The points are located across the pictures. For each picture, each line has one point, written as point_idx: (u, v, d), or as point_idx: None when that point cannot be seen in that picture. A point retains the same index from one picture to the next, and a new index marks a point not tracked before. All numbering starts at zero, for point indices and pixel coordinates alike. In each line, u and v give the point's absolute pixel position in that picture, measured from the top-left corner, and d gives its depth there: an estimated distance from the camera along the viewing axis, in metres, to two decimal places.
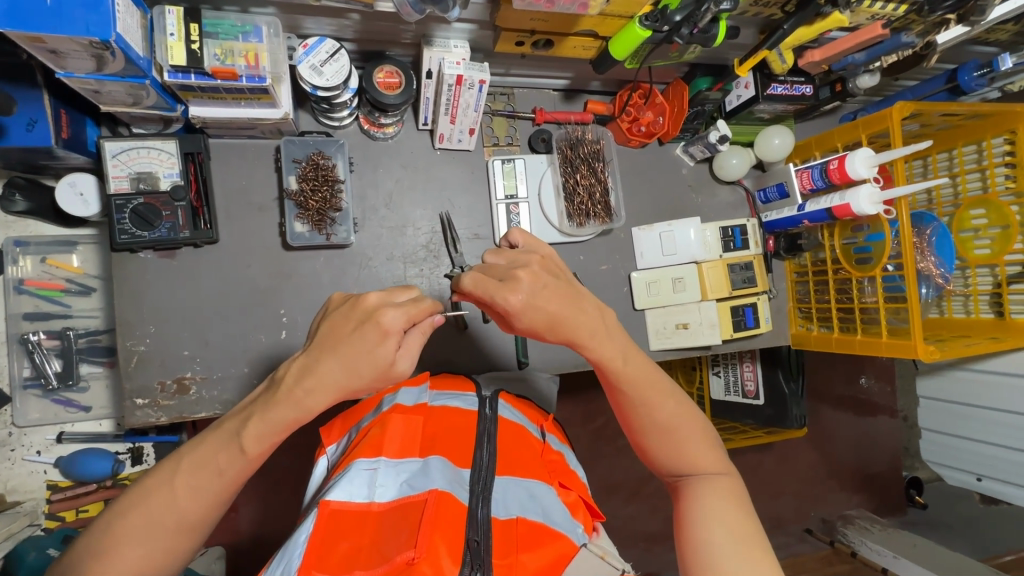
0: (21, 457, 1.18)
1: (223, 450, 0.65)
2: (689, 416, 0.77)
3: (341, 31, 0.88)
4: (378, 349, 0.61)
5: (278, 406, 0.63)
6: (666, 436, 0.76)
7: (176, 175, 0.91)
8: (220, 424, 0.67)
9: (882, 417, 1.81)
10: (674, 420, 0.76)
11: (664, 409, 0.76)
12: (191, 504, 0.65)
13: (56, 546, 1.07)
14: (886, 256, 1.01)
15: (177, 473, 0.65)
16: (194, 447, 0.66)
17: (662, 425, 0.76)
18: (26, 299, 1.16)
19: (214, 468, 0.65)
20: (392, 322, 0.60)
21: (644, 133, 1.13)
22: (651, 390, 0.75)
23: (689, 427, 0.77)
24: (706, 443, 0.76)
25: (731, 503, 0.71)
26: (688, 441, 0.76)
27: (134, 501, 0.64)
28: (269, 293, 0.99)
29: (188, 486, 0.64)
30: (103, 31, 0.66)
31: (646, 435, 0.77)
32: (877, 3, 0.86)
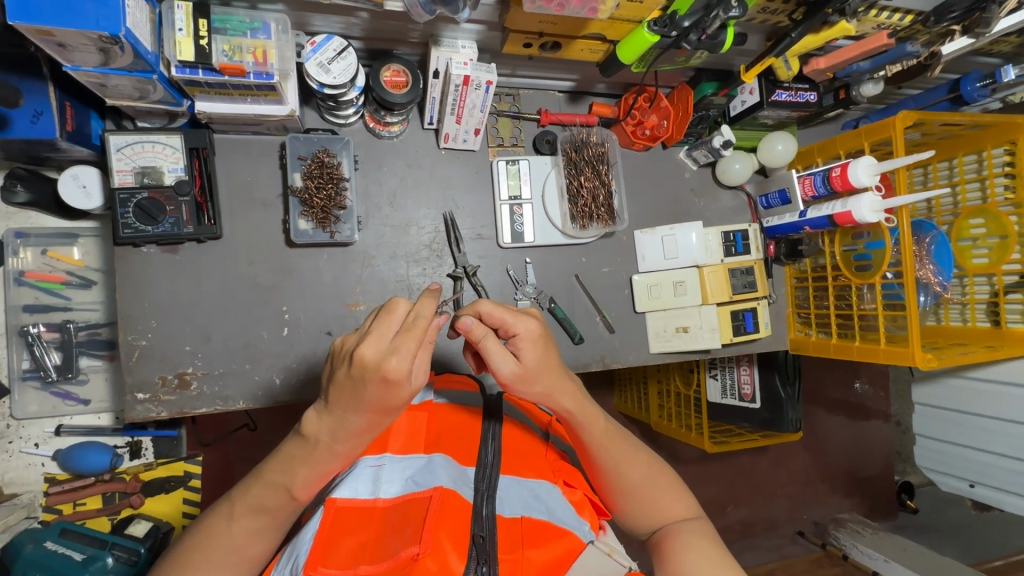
0: (18, 449, 1.17)
1: (271, 496, 0.66)
2: (657, 469, 0.80)
3: (348, 29, 0.88)
4: (398, 393, 0.58)
5: (319, 458, 0.64)
6: (640, 493, 0.78)
7: (181, 170, 0.91)
8: (260, 470, 0.68)
9: (876, 421, 1.83)
10: (645, 475, 0.79)
11: (635, 465, 0.79)
12: (251, 544, 0.67)
13: (53, 538, 1.07)
14: (885, 263, 1.03)
15: (233, 518, 0.67)
16: (241, 493, 0.67)
17: (634, 482, 0.78)
18: (27, 291, 1.15)
19: (266, 511, 0.66)
20: (400, 370, 0.56)
21: (648, 136, 1.14)
22: (620, 447, 0.79)
23: (659, 479, 0.79)
24: (676, 492, 0.79)
25: (709, 542, 0.72)
26: (659, 492, 0.78)
27: (195, 545, 0.66)
28: (271, 289, 0.99)
29: (244, 529, 0.66)
30: (112, 26, 0.66)
31: (620, 495, 0.78)
32: (882, 14, 0.88)
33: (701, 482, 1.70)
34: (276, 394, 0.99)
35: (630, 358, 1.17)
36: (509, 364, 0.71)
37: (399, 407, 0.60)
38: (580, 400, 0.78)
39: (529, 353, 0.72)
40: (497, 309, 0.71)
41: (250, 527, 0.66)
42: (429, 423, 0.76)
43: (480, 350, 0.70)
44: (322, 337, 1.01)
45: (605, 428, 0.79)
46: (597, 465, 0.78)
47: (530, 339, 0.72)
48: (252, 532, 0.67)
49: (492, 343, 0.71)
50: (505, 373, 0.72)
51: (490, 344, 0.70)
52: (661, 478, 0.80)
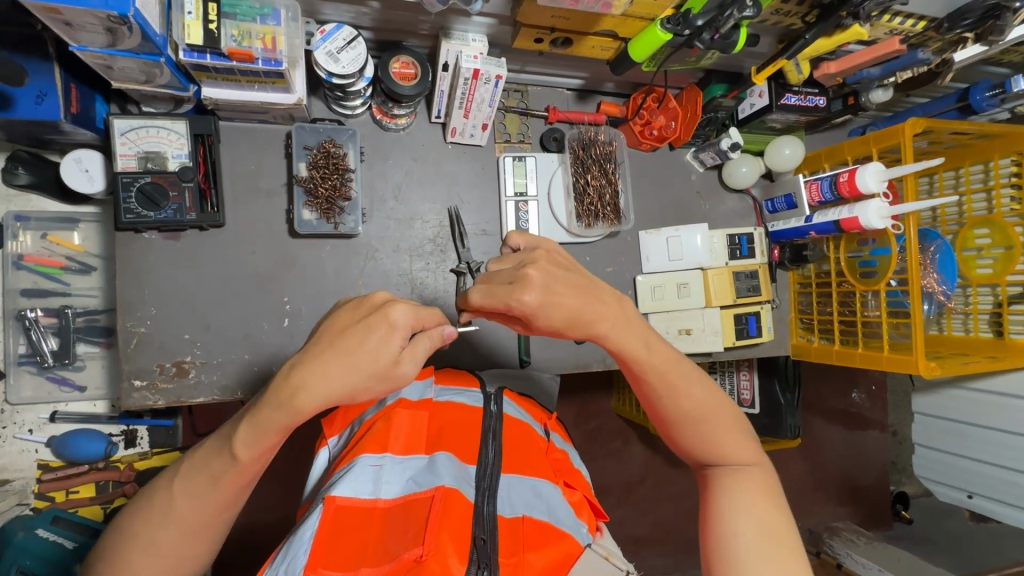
0: (11, 435, 1.16)
1: (212, 456, 0.63)
2: (724, 406, 0.74)
3: (358, 18, 0.87)
4: (377, 347, 0.58)
5: (263, 412, 0.60)
6: (699, 426, 0.73)
7: (185, 156, 0.90)
8: (217, 431, 0.66)
9: (873, 430, 1.82)
10: (710, 414, 0.73)
11: (700, 402, 0.73)
12: (190, 510, 0.64)
13: (45, 525, 1.09)
14: (891, 271, 1.02)
15: (175, 481, 0.64)
16: (191, 455, 0.66)
17: (697, 418, 0.73)
18: (25, 275, 1.14)
19: (207, 475, 0.63)
20: (401, 317, 0.58)
21: (655, 137, 1.13)
22: (684, 380, 0.73)
23: (724, 418, 0.74)
24: (739, 433, 0.74)
25: (763, 494, 0.70)
26: (722, 431, 0.73)
27: (142, 503, 0.65)
28: (272, 279, 0.98)
29: (183, 493, 0.63)
30: (121, 6, 0.65)
31: (678, 427, 0.74)
32: (895, 19, 0.88)
33: None
34: (274, 385, 0.98)
35: None
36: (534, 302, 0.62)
37: (371, 372, 0.58)
38: (642, 331, 0.70)
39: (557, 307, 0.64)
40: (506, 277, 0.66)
41: (189, 488, 0.64)
42: (430, 421, 0.75)
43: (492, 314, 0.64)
44: None
45: (671, 362, 0.72)
46: (656, 397, 0.73)
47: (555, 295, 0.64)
48: (192, 497, 0.64)
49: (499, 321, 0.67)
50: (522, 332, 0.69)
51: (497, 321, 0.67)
52: (728, 417, 0.74)
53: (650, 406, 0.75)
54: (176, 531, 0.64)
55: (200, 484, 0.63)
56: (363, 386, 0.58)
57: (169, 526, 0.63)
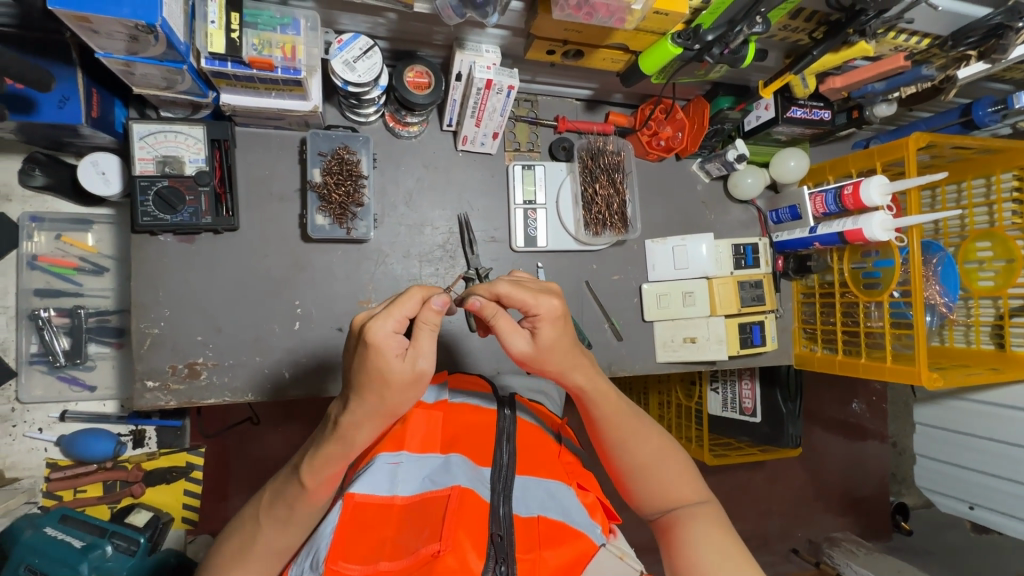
0: (21, 434, 1.17)
1: (287, 485, 0.67)
2: (671, 450, 0.77)
3: (375, 29, 0.89)
4: (384, 366, 0.58)
5: (326, 445, 0.64)
6: (649, 470, 0.76)
7: (202, 160, 0.91)
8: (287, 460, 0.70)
9: (873, 441, 1.83)
10: (658, 457, 0.77)
11: (649, 446, 0.77)
12: (277, 538, 0.67)
13: (53, 525, 1.06)
14: (895, 282, 1.03)
15: (259, 510, 0.68)
16: (269, 485, 0.70)
17: (647, 461, 0.76)
18: (38, 275, 1.15)
19: (284, 502, 0.66)
20: (379, 335, 0.58)
21: (663, 147, 1.15)
22: (629, 425, 0.77)
23: (672, 461, 0.77)
24: (687, 476, 0.77)
25: (718, 531, 0.71)
26: (672, 473, 0.76)
27: (233, 532, 0.69)
28: (284, 283, 1.00)
29: (268, 520, 0.67)
30: (148, 15, 0.66)
31: (630, 476, 0.77)
32: (901, 36, 0.90)
33: None
34: (284, 388, 0.99)
35: (637, 367, 1.18)
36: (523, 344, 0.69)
37: (398, 385, 0.59)
38: (592, 380, 0.75)
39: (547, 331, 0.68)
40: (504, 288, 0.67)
41: (269, 520, 0.67)
42: (445, 422, 0.76)
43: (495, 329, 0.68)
44: (333, 333, 1.01)
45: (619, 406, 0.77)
46: (608, 442, 0.77)
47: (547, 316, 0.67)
48: (276, 525, 0.67)
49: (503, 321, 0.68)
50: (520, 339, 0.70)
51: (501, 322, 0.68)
52: (676, 462, 0.77)
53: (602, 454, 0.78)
54: (264, 557, 0.67)
55: (279, 516, 0.67)
56: (397, 398, 0.60)
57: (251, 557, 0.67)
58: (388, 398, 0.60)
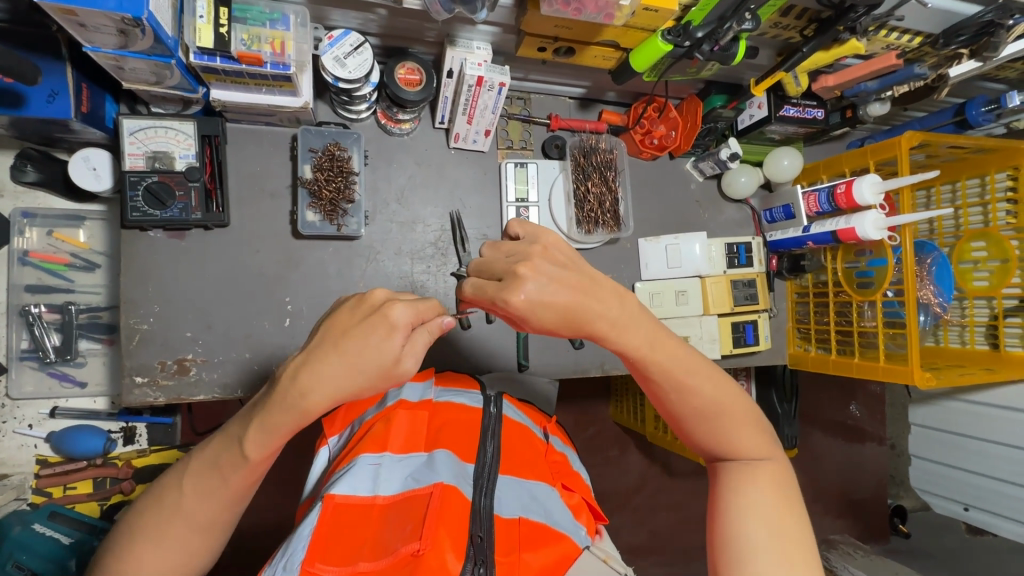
0: (12, 430, 1.17)
1: (220, 452, 0.64)
2: (738, 400, 0.71)
3: (366, 25, 0.89)
4: (382, 344, 0.58)
5: (270, 407, 0.61)
6: (713, 418, 0.69)
7: (192, 156, 0.91)
8: (223, 428, 0.67)
9: (870, 443, 1.82)
10: (721, 407, 0.69)
11: (713, 395, 0.69)
12: (199, 508, 0.65)
13: (42, 521, 1.06)
14: (888, 281, 1.02)
15: (185, 478, 0.66)
16: (199, 453, 0.67)
17: (708, 411, 0.69)
18: (30, 271, 1.15)
19: (217, 471, 0.65)
20: (404, 317, 0.59)
21: (656, 146, 1.15)
22: (699, 369, 0.69)
23: (737, 411, 0.70)
24: (753, 427, 0.70)
25: (777, 493, 0.66)
26: (736, 425, 0.69)
27: (151, 499, 0.66)
28: (275, 280, 0.99)
29: (192, 489, 0.65)
30: (135, 9, 0.66)
31: (689, 423, 0.71)
32: (892, 34, 0.90)
33: None
34: None
35: None
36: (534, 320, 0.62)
37: (376, 371, 0.58)
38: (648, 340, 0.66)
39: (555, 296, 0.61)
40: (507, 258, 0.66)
41: (196, 490, 0.65)
42: (430, 421, 0.76)
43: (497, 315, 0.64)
44: None
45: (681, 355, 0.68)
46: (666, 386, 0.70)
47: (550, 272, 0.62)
48: (202, 494, 0.65)
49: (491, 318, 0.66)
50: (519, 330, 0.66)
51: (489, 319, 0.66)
52: (743, 412, 0.70)
53: (657, 401, 0.71)
54: (183, 526, 0.65)
55: (209, 486, 0.65)
56: (366, 382, 0.59)
57: (176, 527, 0.65)
58: (359, 379, 0.59)
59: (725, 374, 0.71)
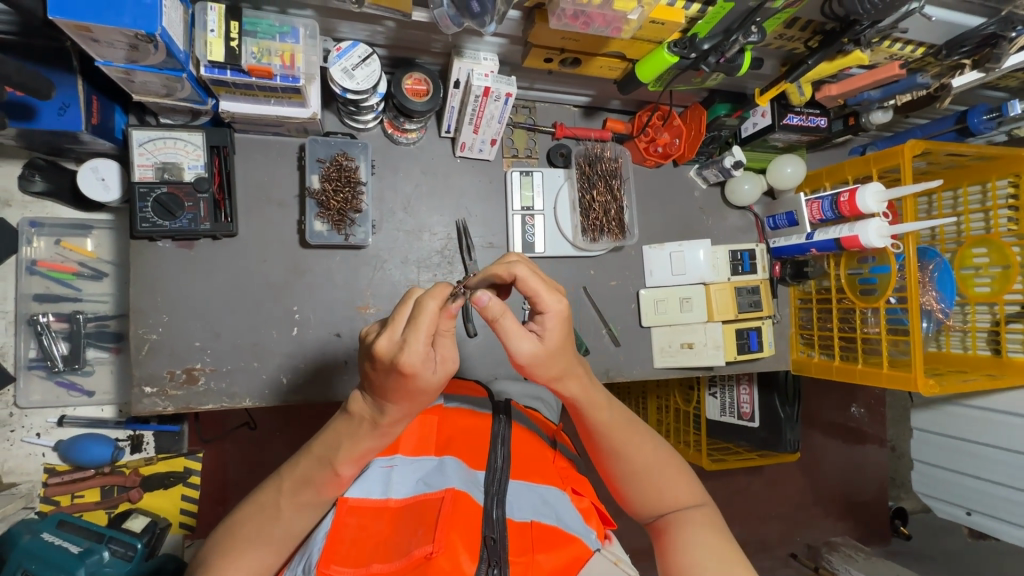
0: (19, 439, 1.17)
1: (317, 469, 0.65)
2: (664, 452, 0.79)
3: (373, 36, 0.89)
4: (422, 380, 0.56)
5: (360, 434, 0.63)
6: (646, 472, 0.76)
7: (201, 167, 0.92)
8: (310, 445, 0.67)
9: (871, 445, 1.83)
10: (655, 465, 0.76)
11: (644, 454, 0.77)
12: (296, 521, 0.66)
13: (51, 530, 1.06)
14: (890, 288, 1.03)
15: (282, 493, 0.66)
16: (291, 469, 0.67)
17: (641, 471, 0.76)
18: (37, 280, 1.16)
19: (313, 486, 0.65)
20: (414, 362, 0.54)
21: (660, 154, 1.16)
22: (628, 430, 0.77)
23: (668, 465, 0.77)
24: (684, 480, 0.77)
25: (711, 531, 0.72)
26: (667, 478, 0.76)
27: (248, 513, 0.66)
28: (283, 289, 1.00)
29: (292, 503, 0.65)
30: (148, 24, 0.67)
31: (624, 485, 0.77)
32: (896, 45, 0.91)
33: None
34: (283, 393, 0.99)
35: (635, 373, 1.19)
36: (528, 347, 0.63)
37: (433, 390, 0.58)
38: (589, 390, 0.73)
39: (553, 334, 0.64)
40: (528, 278, 0.63)
41: (296, 507, 0.66)
42: (440, 426, 0.76)
43: (499, 332, 0.62)
44: (331, 338, 1.01)
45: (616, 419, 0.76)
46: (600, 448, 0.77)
47: (558, 318, 0.63)
48: (302, 507, 0.66)
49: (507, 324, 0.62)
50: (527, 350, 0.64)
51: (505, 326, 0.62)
52: (671, 465, 0.78)
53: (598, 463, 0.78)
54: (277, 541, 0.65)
55: (307, 501, 0.66)
56: (434, 398, 0.59)
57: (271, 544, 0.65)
58: (423, 403, 0.60)
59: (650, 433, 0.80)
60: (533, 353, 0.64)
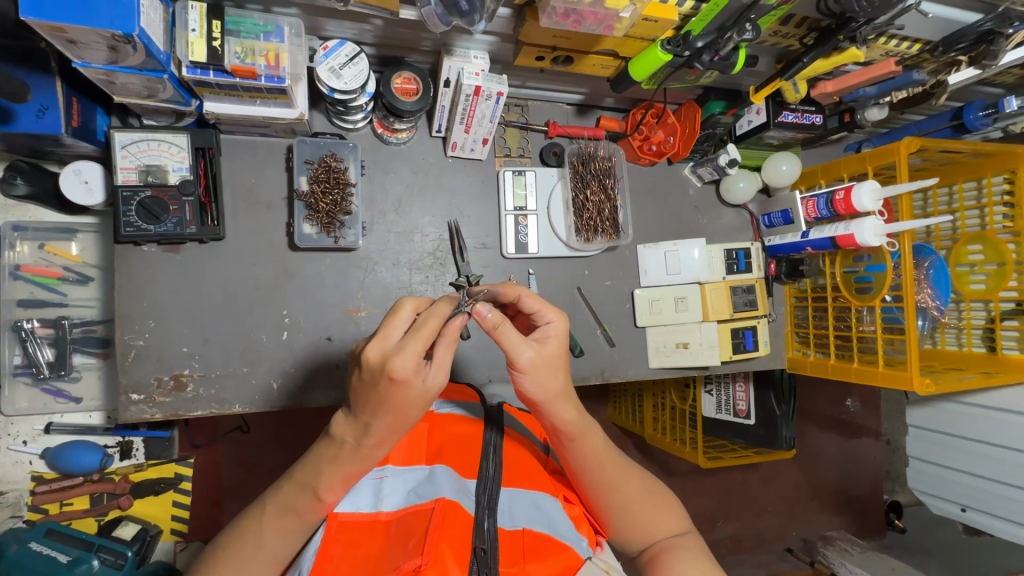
0: (6, 446, 1.15)
1: (297, 494, 0.65)
2: (649, 484, 0.78)
3: (361, 35, 0.88)
4: (413, 392, 0.57)
5: (344, 458, 0.63)
6: (632, 506, 0.75)
7: (186, 169, 0.90)
8: (294, 469, 0.67)
9: (866, 439, 1.83)
10: (641, 494, 0.76)
11: (632, 483, 0.76)
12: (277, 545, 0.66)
13: (38, 539, 1.05)
14: (886, 287, 1.02)
15: (264, 518, 0.66)
16: (274, 493, 0.67)
17: (630, 501, 0.75)
18: (21, 286, 1.12)
19: (295, 512, 0.65)
20: (406, 369, 0.56)
21: (654, 152, 1.14)
22: (613, 464, 0.75)
23: (655, 494, 0.77)
24: (671, 507, 0.77)
25: (701, 557, 0.71)
26: (655, 506, 0.76)
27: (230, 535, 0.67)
28: (272, 293, 0.98)
29: (272, 528, 0.65)
30: (126, 25, 0.65)
31: (612, 517, 0.75)
32: (892, 41, 0.90)
33: (694, 497, 1.71)
34: (273, 399, 0.98)
35: (630, 373, 1.18)
36: (529, 352, 0.65)
37: (425, 405, 0.59)
38: (581, 421, 0.72)
39: (553, 343, 0.67)
40: (530, 295, 0.70)
41: (272, 529, 0.65)
42: (430, 434, 0.75)
43: (498, 339, 0.64)
44: (322, 342, 1.00)
45: (605, 450, 0.75)
46: (587, 485, 0.74)
47: (558, 331, 0.69)
48: (284, 532, 0.66)
49: (508, 331, 0.65)
50: (528, 356, 0.65)
51: (506, 332, 0.64)
52: (656, 495, 0.78)
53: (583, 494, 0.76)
54: (262, 566, 0.65)
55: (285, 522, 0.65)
56: (419, 414, 0.60)
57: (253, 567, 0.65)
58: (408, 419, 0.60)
59: (635, 467, 0.79)
60: (535, 360, 0.66)
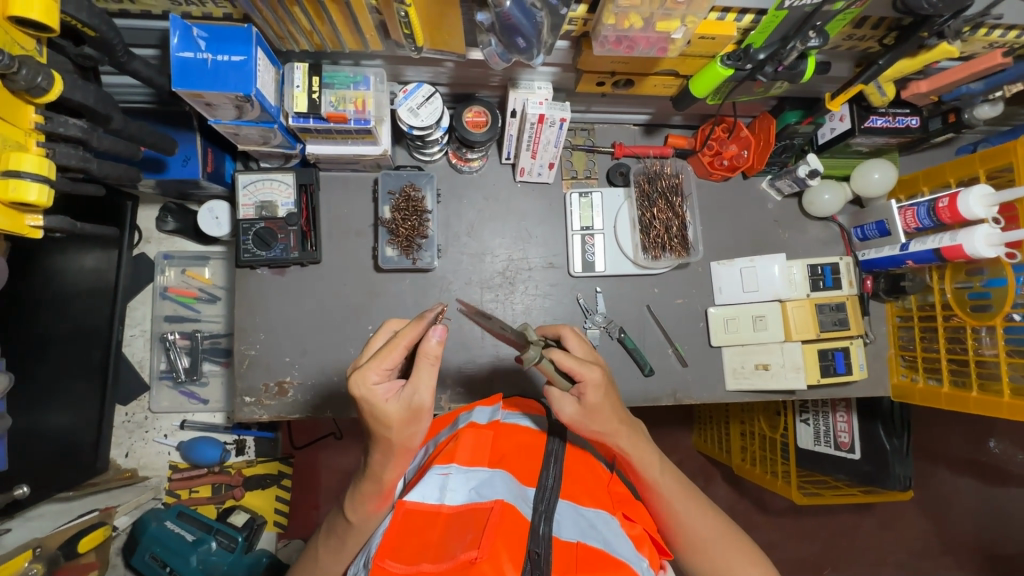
0: (152, 438, 1.37)
1: (336, 522, 0.79)
2: (732, 532, 0.81)
3: (436, 77, 0.98)
4: (381, 409, 0.68)
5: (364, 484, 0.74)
6: (707, 547, 0.79)
7: (291, 204, 1.05)
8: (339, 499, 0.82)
9: (1016, 488, 1.56)
10: (721, 537, 0.79)
11: (706, 522, 0.80)
12: (330, 564, 0.80)
13: (173, 519, 1.24)
14: (1008, 303, 0.91)
15: (321, 541, 0.82)
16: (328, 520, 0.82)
17: (706, 539, 0.79)
18: (168, 303, 1.37)
19: (337, 536, 0.79)
20: (372, 390, 0.68)
21: (727, 167, 1.11)
22: (688, 501, 0.80)
23: (733, 541, 0.80)
24: (751, 558, 0.79)
25: None
26: (734, 553, 0.79)
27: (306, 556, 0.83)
28: (360, 310, 1.10)
29: (325, 551, 0.80)
30: (246, 87, 0.79)
31: (686, 549, 0.80)
32: (993, 32, 0.81)
33: (791, 538, 1.57)
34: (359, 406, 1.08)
35: (705, 396, 1.13)
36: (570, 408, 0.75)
37: (398, 420, 0.68)
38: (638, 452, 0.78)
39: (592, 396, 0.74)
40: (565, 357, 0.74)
41: (327, 548, 0.80)
42: (494, 440, 0.77)
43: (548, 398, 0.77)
44: None
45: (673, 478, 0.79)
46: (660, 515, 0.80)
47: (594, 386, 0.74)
48: (334, 554, 0.80)
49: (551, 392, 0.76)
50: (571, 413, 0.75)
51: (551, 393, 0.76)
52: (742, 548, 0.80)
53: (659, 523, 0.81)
54: None
55: (334, 545, 0.79)
56: (398, 432, 0.69)
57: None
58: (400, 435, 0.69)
59: (716, 510, 0.82)
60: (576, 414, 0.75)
